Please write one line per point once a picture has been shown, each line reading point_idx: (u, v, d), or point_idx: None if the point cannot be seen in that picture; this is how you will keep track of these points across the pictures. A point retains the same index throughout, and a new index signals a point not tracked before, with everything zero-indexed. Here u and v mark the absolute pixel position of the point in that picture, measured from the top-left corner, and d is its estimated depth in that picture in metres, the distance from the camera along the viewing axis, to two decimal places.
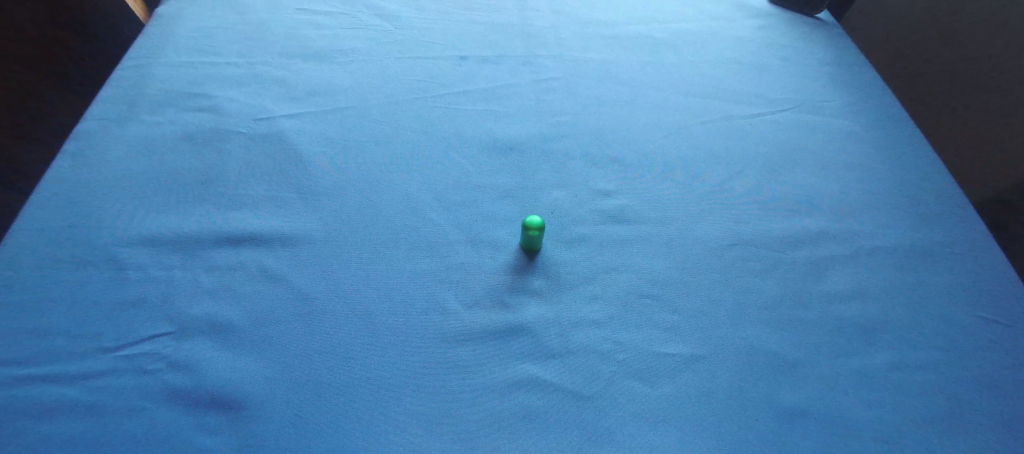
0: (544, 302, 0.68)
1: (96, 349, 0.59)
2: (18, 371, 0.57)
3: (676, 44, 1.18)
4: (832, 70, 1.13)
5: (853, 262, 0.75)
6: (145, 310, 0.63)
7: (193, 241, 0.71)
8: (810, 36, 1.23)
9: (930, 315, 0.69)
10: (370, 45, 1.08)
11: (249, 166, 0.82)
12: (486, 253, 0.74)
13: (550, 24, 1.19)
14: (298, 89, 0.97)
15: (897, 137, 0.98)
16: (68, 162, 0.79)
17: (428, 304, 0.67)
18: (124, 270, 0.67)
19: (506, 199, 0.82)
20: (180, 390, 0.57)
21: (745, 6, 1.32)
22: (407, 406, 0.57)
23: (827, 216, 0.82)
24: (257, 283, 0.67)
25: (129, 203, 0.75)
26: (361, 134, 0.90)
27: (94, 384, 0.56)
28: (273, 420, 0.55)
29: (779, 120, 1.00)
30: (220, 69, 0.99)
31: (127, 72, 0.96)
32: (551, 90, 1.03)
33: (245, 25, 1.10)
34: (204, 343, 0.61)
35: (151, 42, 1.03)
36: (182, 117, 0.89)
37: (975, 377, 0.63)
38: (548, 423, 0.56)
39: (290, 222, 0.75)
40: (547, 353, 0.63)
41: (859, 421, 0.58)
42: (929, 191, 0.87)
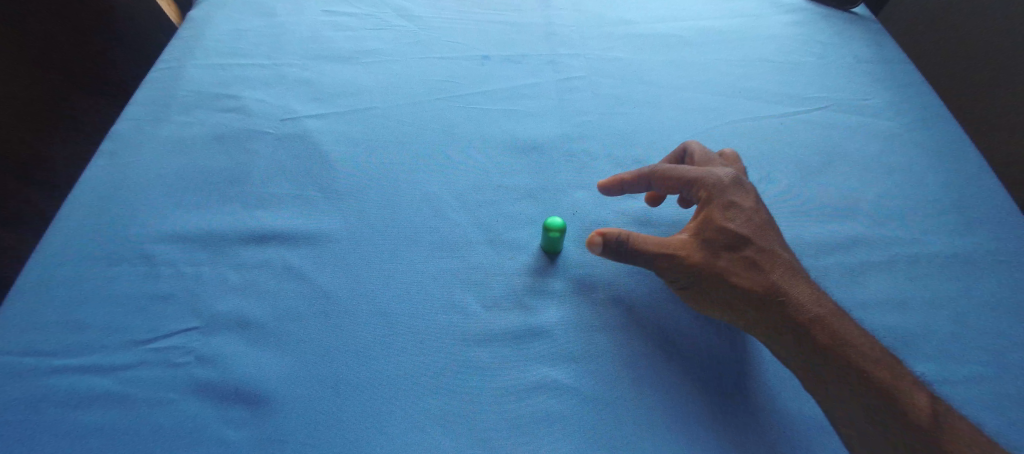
0: (565, 305, 0.69)
1: (130, 342, 0.62)
2: (58, 362, 0.60)
3: (704, 42, 1.16)
4: (866, 68, 1.10)
5: (880, 269, 0.74)
6: (176, 305, 0.65)
7: (221, 239, 0.73)
8: (843, 33, 1.20)
9: (959, 326, 0.68)
10: (394, 45, 1.08)
11: (274, 166, 0.84)
12: (507, 254, 0.74)
13: (574, 23, 1.17)
14: (324, 90, 0.98)
15: (931, 139, 0.95)
16: (103, 161, 0.81)
17: (448, 304, 0.68)
18: (156, 266, 0.69)
19: (528, 200, 0.82)
20: (211, 385, 0.59)
21: (775, 1, 1.28)
22: (426, 405, 0.59)
23: (855, 220, 0.81)
24: (283, 281, 0.69)
25: (159, 200, 0.77)
26: (384, 134, 0.91)
27: (127, 377, 0.59)
28: (296, 416, 0.57)
29: (807, 120, 0.98)
30: (249, 70, 1.00)
31: (160, 74, 0.98)
32: (575, 89, 1.02)
33: (272, 26, 1.11)
34: (231, 338, 0.63)
35: (182, 44, 1.04)
36: (212, 117, 0.91)
37: (997, 390, 0.62)
38: (563, 427, 0.57)
39: (314, 221, 0.76)
40: (565, 355, 0.63)
41: None
42: (962, 197, 0.85)
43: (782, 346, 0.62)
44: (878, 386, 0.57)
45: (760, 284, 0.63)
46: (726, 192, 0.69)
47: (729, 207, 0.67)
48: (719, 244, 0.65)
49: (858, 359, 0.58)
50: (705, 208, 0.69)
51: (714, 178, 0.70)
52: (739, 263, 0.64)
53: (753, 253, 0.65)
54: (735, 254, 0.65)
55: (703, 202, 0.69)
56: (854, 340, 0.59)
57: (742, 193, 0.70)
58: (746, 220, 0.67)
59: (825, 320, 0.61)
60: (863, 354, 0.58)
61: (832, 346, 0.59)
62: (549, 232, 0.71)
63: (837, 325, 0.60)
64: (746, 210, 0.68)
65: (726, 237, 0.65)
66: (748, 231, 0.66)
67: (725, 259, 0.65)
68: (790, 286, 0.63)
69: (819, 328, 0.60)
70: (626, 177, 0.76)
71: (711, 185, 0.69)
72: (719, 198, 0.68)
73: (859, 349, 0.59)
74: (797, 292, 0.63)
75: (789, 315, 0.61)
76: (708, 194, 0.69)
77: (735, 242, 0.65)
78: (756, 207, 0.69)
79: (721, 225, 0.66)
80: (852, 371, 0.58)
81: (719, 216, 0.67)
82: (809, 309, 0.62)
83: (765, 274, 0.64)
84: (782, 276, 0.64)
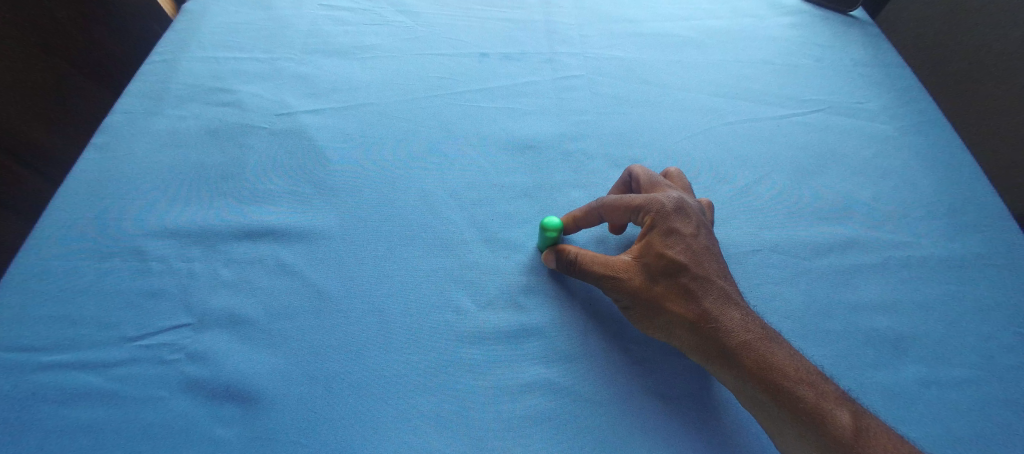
0: (561, 304, 0.68)
1: (120, 339, 0.61)
2: (44, 357, 0.59)
3: (704, 43, 1.15)
4: (864, 71, 1.10)
5: (874, 272, 0.74)
6: (167, 301, 0.65)
7: (214, 235, 0.72)
8: (842, 36, 1.20)
9: (951, 330, 0.69)
10: (392, 41, 1.08)
11: (268, 161, 0.83)
12: (503, 253, 0.74)
13: (574, 21, 1.17)
14: (320, 86, 0.97)
15: (927, 143, 0.95)
16: (95, 154, 0.80)
17: (442, 303, 0.67)
18: (147, 261, 0.68)
19: (525, 199, 0.82)
20: (200, 382, 0.58)
21: (774, 3, 1.28)
22: (418, 404, 0.58)
23: (850, 223, 0.81)
24: (276, 278, 0.68)
25: (151, 195, 0.76)
26: (381, 131, 0.90)
27: (116, 373, 0.59)
28: (287, 415, 0.57)
29: (804, 122, 0.98)
30: (244, 64, 0.99)
31: (154, 66, 0.96)
32: (574, 88, 1.01)
33: (269, 20, 1.10)
34: (222, 336, 0.62)
35: (176, 37, 1.03)
36: (206, 111, 0.90)
37: (989, 394, 0.63)
38: (555, 428, 0.58)
39: (309, 217, 0.76)
40: (559, 356, 0.63)
41: None
42: (957, 201, 0.85)
43: (715, 371, 0.61)
44: (806, 410, 0.56)
45: (693, 309, 0.63)
46: (668, 218, 0.68)
47: (669, 234, 0.67)
48: (656, 271, 0.65)
49: (786, 384, 0.57)
50: (646, 234, 0.68)
51: (657, 205, 0.69)
52: (673, 290, 0.64)
53: (688, 279, 0.65)
54: (670, 280, 0.65)
55: (644, 226, 0.68)
56: (783, 366, 0.58)
57: (684, 218, 0.69)
58: (684, 247, 0.66)
59: (755, 345, 0.60)
60: (790, 378, 0.57)
61: (761, 372, 0.58)
62: (547, 234, 0.70)
63: (769, 350, 0.60)
64: (687, 236, 0.67)
65: (664, 263, 0.65)
66: (686, 258, 0.66)
67: (660, 286, 0.64)
68: (723, 312, 0.63)
69: (750, 354, 0.59)
70: (575, 212, 0.74)
71: (652, 211, 0.68)
72: (658, 224, 0.68)
73: (788, 374, 0.58)
74: (730, 318, 0.62)
75: (722, 339, 0.61)
76: (649, 219, 0.68)
77: (672, 268, 0.65)
78: (695, 234, 0.68)
79: (660, 252, 0.66)
80: (779, 395, 0.57)
81: (659, 242, 0.67)
82: (741, 334, 0.61)
83: (697, 299, 0.63)
84: (716, 302, 0.63)
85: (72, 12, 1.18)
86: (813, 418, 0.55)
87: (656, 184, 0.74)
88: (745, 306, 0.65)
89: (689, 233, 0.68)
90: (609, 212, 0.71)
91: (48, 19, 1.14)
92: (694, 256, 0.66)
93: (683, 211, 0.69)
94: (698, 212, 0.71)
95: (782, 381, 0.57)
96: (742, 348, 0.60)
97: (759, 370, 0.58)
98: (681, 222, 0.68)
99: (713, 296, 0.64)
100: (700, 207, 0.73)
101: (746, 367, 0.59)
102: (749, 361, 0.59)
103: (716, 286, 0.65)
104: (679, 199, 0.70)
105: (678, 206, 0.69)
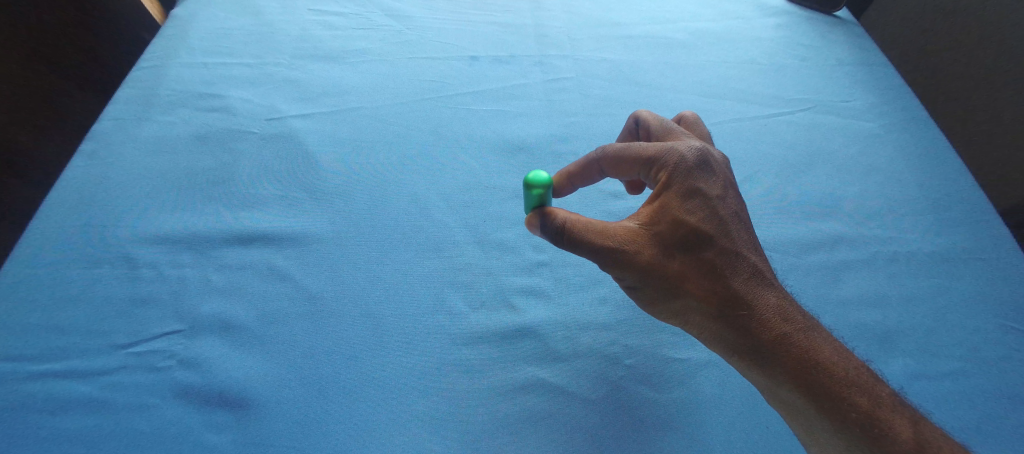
0: (553, 304, 0.69)
1: (109, 346, 0.61)
2: (32, 366, 0.58)
3: (692, 44, 1.17)
4: (848, 70, 1.12)
5: (861, 267, 0.75)
6: (157, 308, 0.64)
7: (205, 240, 0.72)
8: (827, 36, 1.22)
9: (938, 323, 0.70)
10: (383, 46, 1.08)
11: (259, 166, 0.83)
12: (495, 255, 0.74)
13: (562, 24, 1.17)
14: (311, 90, 0.97)
15: (910, 139, 0.97)
16: (83, 161, 0.80)
17: (436, 305, 0.68)
18: (137, 268, 0.68)
19: (517, 200, 0.82)
20: (192, 389, 0.58)
21: (760, 4, 1.30)
22: (413, 407, 0.58)
23: (838, 220, 0.82)
24: (268, 283, 0.68)
25: (141, 201, 0.76)
26: (372, 135, 0.90)
27: (107, 381, 0.58)
28: (282, 420, 0.57)
29: (792, 121, 1.00)
30: (234, 70, 0.99)
31: (142, 73, 0.96)
32: (563, 90, 1.02)
33: (257, 25, 1.10)
34: (214, 342, 0.62)
35: (165, 43, 1.02)
36: (196, 117, 0.89)
37: (975, 384, 0.64)
38: (552, 428, 0.58)
39: (300, 221, 0.75)
40: (553, 355, 0.64)
41: None
42: (941, 196, 0.87)
43: (743, 357, 0.57)
44: (858, 418, 0.52)
45: (720, 290, 0.58)
46: (689, 177, 0.62)
47: (690, 198, 0.61)
48: (674, 241, 0.59)
49: (833, 386, 0.53)
50: (664, 195, 0.62)
51: (677, 164, 0.62)
52: (695, 265, 0.59)
53: (714, 254, 0.59)
54: (692, 253, 0.59)
55: (660, 186, 0.62)
56: (826, 361, 0.55)
57: (708, 177, 0.63)
58: (706, 212, 0.60)
59: (794, 337, 0.56)
60: (837, 379, 0.53)
61: (803, 369, 0.54)
62: (535, 190, 0.65)
63: (809, 343, 0.55)
64: (710, 199, 0.61)
65: (684, 233, 0.59)
66: (710, 226, 0.60)
67: (680, 260, 0.59)
68: (754, 294, 0.58)
69: (790, 349, 0.55)
70: (569, 169, 0.70)
71: (670, 169, 0.62)
72: (676, 185, 0.61)
73: (833, 372, 0.54)
74: (762, 302, 0.58)
75: (755, 330, 0.56)
76: (667, 179, 0.62)
77: (693, 240, 0.59)
78: (721, 195, 0.62)
79: (678, 217, 0.60)
80: (825, 398, 0.53)
81: (679, 207, 0.60)
82: (775, 321, 0.57)
83: (723, 278, 0.59)
84: (746, 283, 0.59)
85: (62, 20, 1.17)
86: (865, 427, 0.51)
87: (671, 131, 0.70)
88: (779, 285, 0.60)
89: (713, 196, 0.62)
90: (614, 166, 0.66)
91: (39, 26, 1.14)
92: (719, 224, 0.60)
93: (707, 167, 0.63)
94: (724, 170, 0.65)
95: (826, 380, 0.53)
96: (777, 339, 0.56)
97: (801, 367, 0.54)
98: (703, 182, 0.62)
99: (741, 273, 0.59)
100: (725, 162, 0.66)
101: (784, 362, 0.55)
102: (787, 355, 0.55)
103: (745, 261, 0.60)
104: (701, 152, 0.64)
105: (701, 163, 0.63)
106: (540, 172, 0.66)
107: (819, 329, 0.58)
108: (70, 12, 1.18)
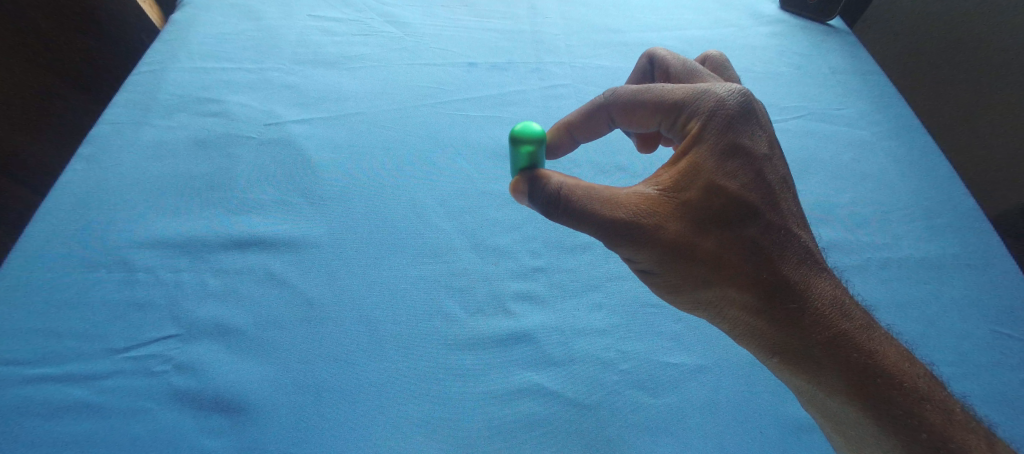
0: (550, 310, 0.69)
1: (106, 350, 0.61)
2: (28, 371, 0.59)
3: (687, 52, 1.18)
4: (841, 78, 1.14)
5: (853, 274, 0.76)
6: (154, 311, 0.65)
7: (203, 245, 0.72)
8: (821, 44, 1.23)
9: (929, 328, 0.71)
10: (380, 51, 1.08)
11: (256, 171, 0.83)
12: (491, 260, 0.75)
13: (560, 31, 1.19)
14: (309, 95, 0.97)
15: (902, 147, 0.98)
16: (80, 165, 0.80)
17: (432, 310, 0.68)
18: (135, 272, 0.68)
19: (513, 206, 0.83)
20: (188, 392, 0.58)
21: (755, 13, 1.31)
22: (409, 410, 0.59)
23: (831, 226, 0.83)
24: (264, 287, 0.68)
25: (140, 205, 0.76)
26: (370, 140, 0.91)
27: (102, 385, 0.58)
28: (276, 424, 0.57)
29: (785, 128, 1.01)
30: (233, 75, 0.99)
31: (140, 77, 0.96)
32: (560, 97, 1.03)
33: (256, 31, 1.10)
34: (209, 346, 0.62)
35: (163, 48, 1.03)
36: (194, 121, 0.90)
37: (965, 388, 0.65)
38: (549, 432, 0.59)
39: (297, 226, 0.76)
40: (549, 360, 0.64)
41: None
42: (933, 203, 0.88)
43: (785, 347, 0.54)
44: (917, 425, 0.49)
45: (760, 269, 0.54)
46: (729, 135, 0.55)
47: (730, 161, 0.55)
48: (708, 208, 0.54)
49: (891, 388, 0.50)
50: (696, 154, 0.55)
51: (714, 117, 0.55)
52: (731, 239, 0.54)
53: (757, 230, 0.54)
54: (729, 225, 0.54)
55: (690, 140, 0.56)
56: (881, 358, 0.51)
57: (750, 132, 0.56)
58: (748, 176, 0.55)
59: (848, 331, 0.52)
60: (897, 380, 0.50)
61: (847, 362, 0.51)
62: (525, 148, 0.61)
63: (859, 336, 0.52)
64: (750, 159, 0.55)
65: (721, 202, 0.54)
66: (748, 190, 0.55)
67: (713, 233, 0.54)
68: (797, 274, 0.54)
69: (843, 343, 0.52)
70: (569, 118, 0.68)
71: (702, 119, 0.56)
72: (711, 139, 0.55)
73: (881, 365, 0.51)
74: (805, 282, 0.54)
75: (797, 315, 0.53)
76: (700, 132, 0.56)
77: (734, 211, 0.54)
78: (765, 155, 0.56)
79: (715, 182, 0.54)
80: (884, 401, 0.50)
81: (716, 171, 0.54)
82: (815, 302, 0.54)
83: (764, 255, 0.54)
84: (793, 264, 0.54)
85: (55, 19, 1.16)
86: (924, 436, 0.49)
87: (695, 72, 0.69)
88: (824, 265, 0.57)
89: (753, 155, 0.56)
90: (627, 111, 0.63)
91: (37, 31, 1.14)
92: (758, 187, 0.55)
93: (746, 120, 0.57)
94: (764, 123, 0.59)
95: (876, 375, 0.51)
96: (820, 326, 0.53)
97: (847, 359, 0.51)
98: (742, 136, 0.56)
99: (782, 247, 0.55)
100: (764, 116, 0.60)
101: (823, 350, 0.52)
102: (829, 344, 0.52)
103: (785, 232, 0.55)
104: (738, 99, 0.58)
105: (738, 114, 0.57)
106: (528, 127, 0.61)
107: (861, 311, 0.55)
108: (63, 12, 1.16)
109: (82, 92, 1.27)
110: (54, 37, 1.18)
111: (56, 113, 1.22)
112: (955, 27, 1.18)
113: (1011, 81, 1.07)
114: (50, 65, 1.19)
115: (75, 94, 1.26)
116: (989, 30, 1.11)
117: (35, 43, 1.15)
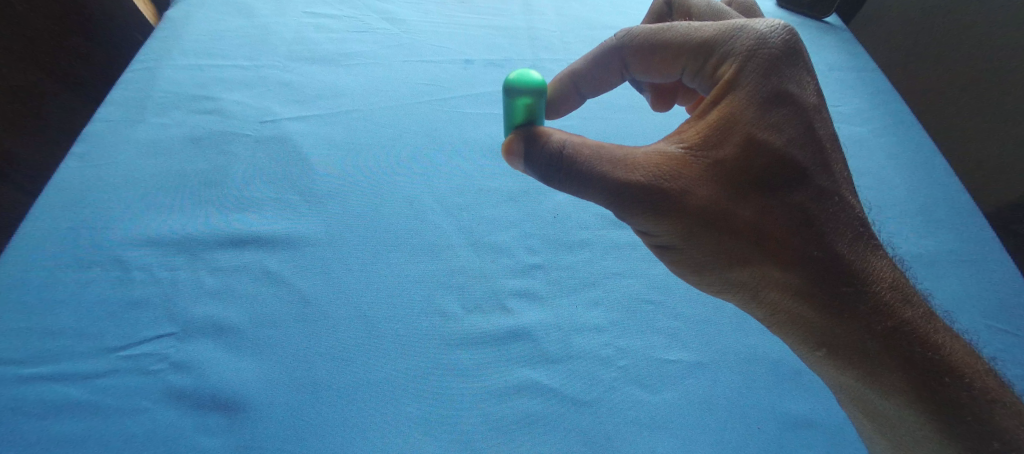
0: (547, 307, 0.69)
1: (101, 349, 0.61)
2: (22, 370, 0.58)
3: None
4: (838, 75, 1.14)
5: None
6: (150, 310, 0.64)
7: (199, 244, 0.72)
8: (818, 40, 1.23)
9: None
10: (376, 48, 1.08)
11: (253, 169, 0.83)
12: (489, 257, 0.75)
13: (556, 28, 1.18)
14: (305, 93, 0.97)
15: (899, 143, 0.99)
16: (75, 163, 0.79)
17: (429, 308, 0.68)
18: (131, 270, 0.68)
19: (511, 203, 0.83)
20: (184, 390, 0.58)
21: None
22: (407, 408, 0.59)
23: None
24: (261, 285, 0.68)
25: (136, 203, 0.76)
26: (367, 137, 0.90)
27: (97, 384, 0.58)
28: (273, 422, 0.57)
29: None
30: (228, 72, 0.99)
31: (134, 74, 0.95)
32: None
33: (252, 28, 1.10)
34: (206, 344, 0.62)
35: (158, 45, 1.02)
36: (189, 119, 0.89)
37: None
38: (548, 429, 0.59)
39: (294, 224, 0.75)
40: (547, 358, 0.64)
41: (836, 422, 0.62)
42: (929, 199, 0.88)
43: (818, 309, 0.53)
44: (940, 382, 0.50)
45: (797, 229, 0.52)
46: (769, 83, 0.52)
47: (770, 110, 0.51)
48: (741, 166, 0.51)
49: (916, 347, 0.51)
50: (732, 104, 0.52)
51: (751, 64, 0.52)
52: (766, 198, 0.52)
53: (796, 185, 0.52)
54: (766, 183, 0.51)
55: (720, 90, 0.53)
56: (905, 317, 0.52)
57: (792, 79, 0.53)
58: (788, 126, 0.52)
59: (877, 290, 0.52)
60: (922, 339, 0.51)
61: (875, 322, 0.51)
62: (522, 100, 0.58)
63: (886, 294, 0.52)
64: (786, 110, 0.52)
65: (759, 158, 0.51)
66: (784, 146, 0.51)
67: (749, 191, 0.51)
68: (834, 231, 0.52)
69: (871, 304, 0.52)
70: (575, 66, 0.67)
71: (736, 67, 0.52)
72: (745, 89, 0.52)
73: (903, 323, 0.51)
74: (840, 240, 0.52)
75: (829, 276, 0.52)
76: (732, 80, 0.52)
77: (772, 168, 0.51)
78: (808, 104, 0.53)
79: (753, 135, 0.51)
80: (909, 361, 0.51)
81: (755, 122, 0.51)
82: (849, 260, 0.52)
83: (802, 213, 0.52)
84: (831, 222, 0.53)
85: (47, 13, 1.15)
86: (945, 392, 0.50)
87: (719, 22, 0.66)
88: (859, 217, 0.55)
89: (791, 105, 0.52)
90: (647, 55, 0.61)
91: (29, 27, 1.13)
92: (798, 137, 0.52)
93: (783, 65, 0.53)
94: (804, 68, 0.54)
95: (895, 337, 0.51)
96: (853, 286, 0.52)
97: (874, 321, 0.51)
98: (779, 84, 0.52)
99: (819, 203, 0.52)
100: (807, 57, 0.56)
101: (854, 313, 0.52)
102: (854, 306, 0.51)
103: (823, 187, 0.53)
104: (776, 41, 0.53)
105: (776, 60, 0.53)
106: (526, 76, 0.59)
107: (888, 268, 0.54)
108: (56, 7, 1.15)
109: (74, 90, 1.25)
110: (46, 35, 1.16)
111: (47, 110, 1.20)
112: (950, 25, 1.18)
113: (1006, 76, 1.08)
114: (42, 63, 1.17)
115: (67, 92, 1.24)
116: (982, 29, 1.11)
117: (26, 39, 1.13)
